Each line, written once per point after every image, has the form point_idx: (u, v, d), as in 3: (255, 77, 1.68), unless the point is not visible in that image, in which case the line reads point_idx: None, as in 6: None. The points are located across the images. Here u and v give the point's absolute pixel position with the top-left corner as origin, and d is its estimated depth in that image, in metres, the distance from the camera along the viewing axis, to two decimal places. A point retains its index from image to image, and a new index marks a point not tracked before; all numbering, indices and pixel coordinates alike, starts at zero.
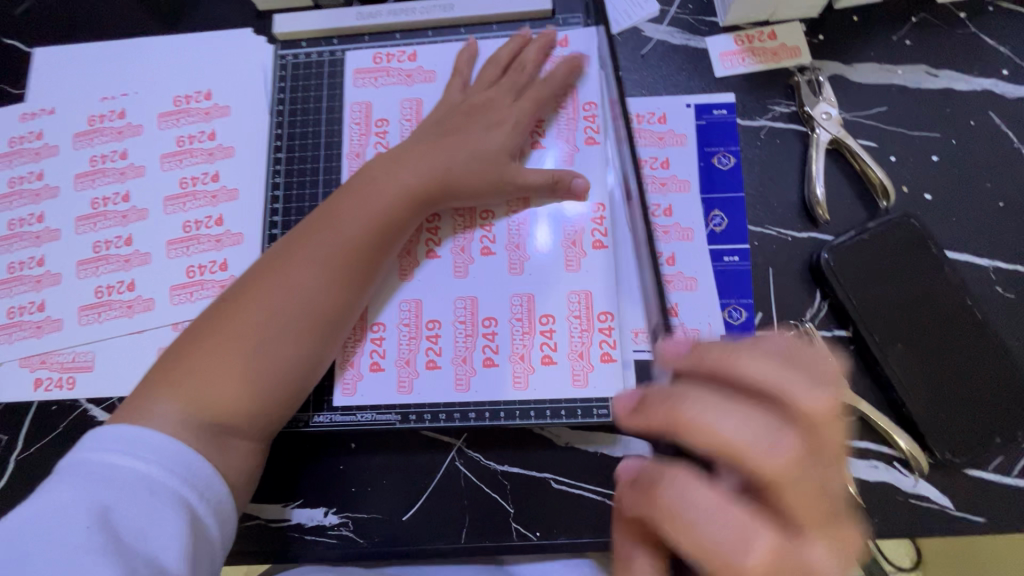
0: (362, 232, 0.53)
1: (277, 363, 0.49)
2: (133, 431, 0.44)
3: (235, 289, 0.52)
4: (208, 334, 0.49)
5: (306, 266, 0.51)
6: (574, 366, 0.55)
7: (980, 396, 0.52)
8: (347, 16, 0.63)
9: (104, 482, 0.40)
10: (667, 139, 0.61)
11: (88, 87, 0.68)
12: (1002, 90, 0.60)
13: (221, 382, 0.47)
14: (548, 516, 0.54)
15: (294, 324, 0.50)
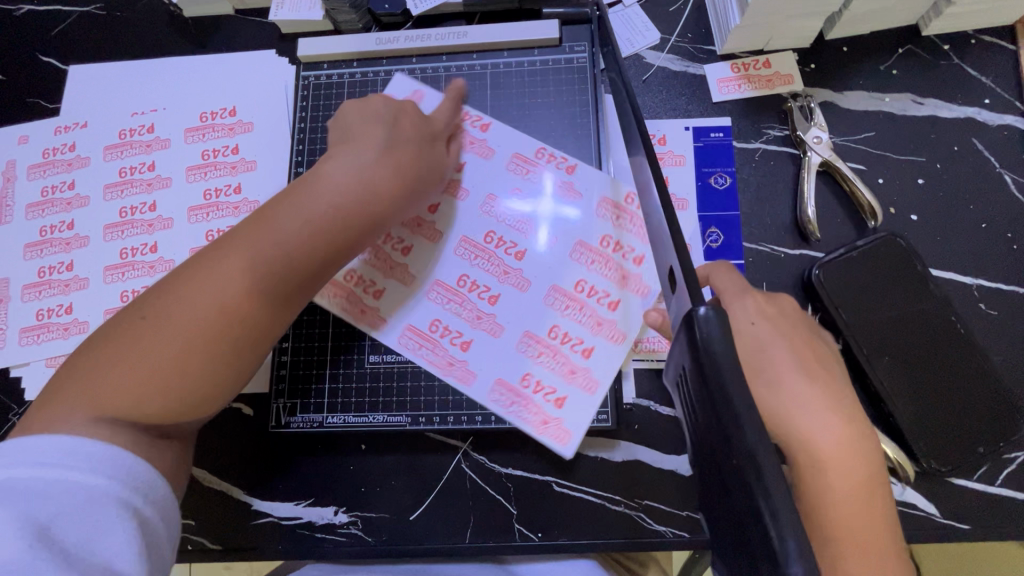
0: (296, 241, 0.48)
1: (196, 373, 0.44)
2: (57, 439, 0.40)
3: (157, 291, 0.46)
4: (122, 335, 0.44)
5: (233, 266, 0.46)
6: (574, 354, 0.56)
7: (964, 408, 0.54)
8: (368, 43, 0.66)
9: (35, 496, 0.37)
10: (667, 160, 0.65)
11: (119, 102, 0.72)
12: (984, 118, 0.64)
13: (133, 389, 0.43)
14: (549, 518, 0.57)
15: (200, 334, 0.44)
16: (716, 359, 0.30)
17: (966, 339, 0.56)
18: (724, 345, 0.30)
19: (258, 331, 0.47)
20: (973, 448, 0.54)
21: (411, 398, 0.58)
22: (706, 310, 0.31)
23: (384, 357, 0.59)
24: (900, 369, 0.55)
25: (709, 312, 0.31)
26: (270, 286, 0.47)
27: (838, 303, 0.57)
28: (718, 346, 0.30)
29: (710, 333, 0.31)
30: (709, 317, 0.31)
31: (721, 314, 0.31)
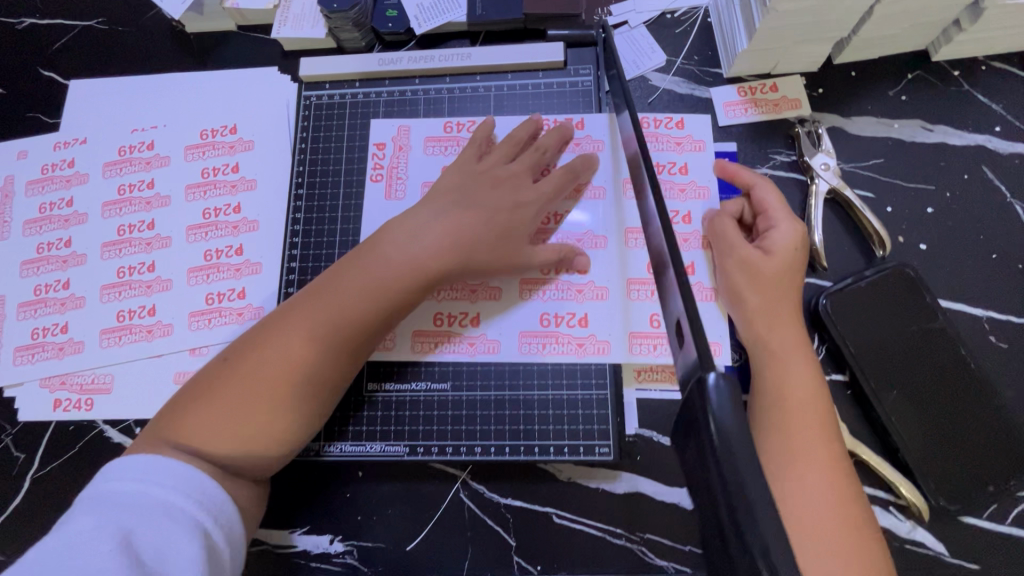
0: (363, 304, 0.51)
1: (286, 403, 0.48)
2: (142, 460, 0.44)
3: (257, 330, 0.51)
4: (209, 376, 0.49)
5: (326, 304, 0.50)
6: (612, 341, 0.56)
7: (975, 445, 0.53)
8: (370, 62, 0.66)
9: (123, 509, 0.40)
10: (688, 190, 0.62)
11: (120, 119, 0.72)
12: (994, 146, 0.63)
13: (237, 418, 0.47)
14: (549, 550, 0.55)
15: (275, 388, 0.48)
16: (722, 431, 0.28)
17: (976, 374, 0.55)
18: (729, 416, 0.28)
19: (324, 388, 0.50)
20: (983, 486, 0.52)
21: (410, 428, 0.57)
22: (716, 376, 0.29)
23: (382, 386, 0.58)
24: (908, 404, 0.54)
25: (720, 380, 0.29)
26: (339, 347, 0.50)
27: (846, 334, 0.56)
28: (725, 417, 0.28)
29: (717, 402, 0.29)
30: (718, 386, 0.29)
31: (731, 383, 0.29)
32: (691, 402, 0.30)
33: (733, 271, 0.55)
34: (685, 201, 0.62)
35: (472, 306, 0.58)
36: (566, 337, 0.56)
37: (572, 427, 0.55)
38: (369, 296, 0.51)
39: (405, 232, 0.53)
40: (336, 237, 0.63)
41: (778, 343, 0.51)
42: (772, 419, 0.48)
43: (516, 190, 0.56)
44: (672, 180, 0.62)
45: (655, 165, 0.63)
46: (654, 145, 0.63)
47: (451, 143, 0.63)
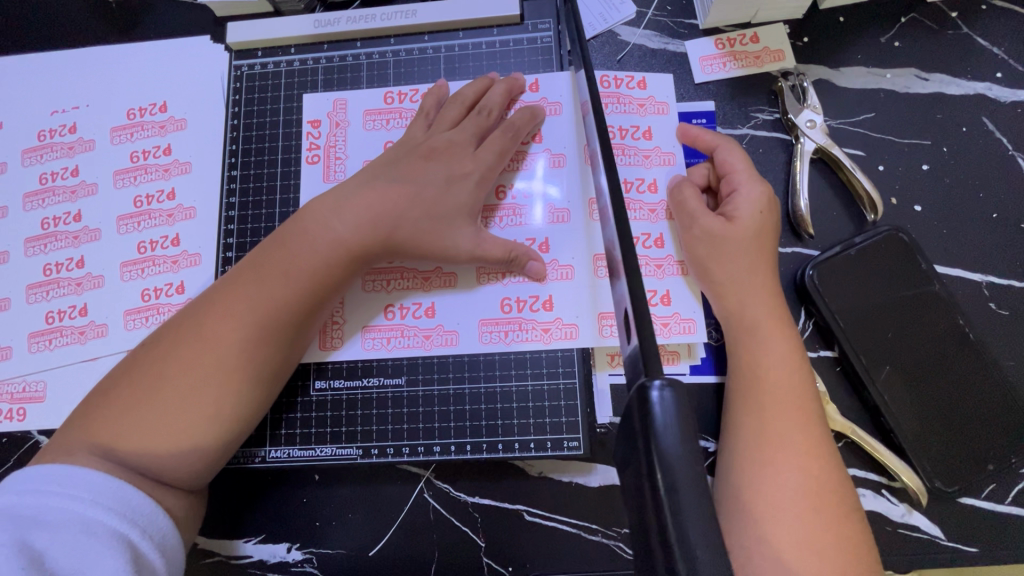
0: (295, 289, 0.47)
1: (203, 402, 0.44)
2: (55, 471, 0.41)
3: (182, 321, 0.47)
4: (130, 381, 0.45)
5: (250, 293, 0.47)
6: (567, 328, 0.51)
7: (972, 420, 0.49)
8: (306, 24, 0.59)
9: (35, 523, 0.38)
10: (653, 157, 0.56)
11: (37, 100, 0.65)
12: (995, 94, 0.57)
13: (152, 425, 0.43)
14: (521, 551, 0.52)
15: (209, 384, 0.44)
16: (666, 454, 0.24)
17: (972, 346, 0.51)
18: (673, 437, 0.24)
19: (262, 378, 0.47)
20: (981, 464, 0.49)
21: (365, 427, 0.52)
22: (660, 390, 0.25)
23: (331, 384, 0.53)
24: (899, 380, 0.50)
25: (664, 395, 0.25)
26: (274, 334, 0.47)
27: (832, 306, 0.52)
28: (668, 439, 0.25)
29: (661, 420, 0.25)
30: (663, 402, 0.25)
31: (678, 394, 0.25)
32: (632, 421, 0.26)
33: (696, 243, 0.50)
34: (650, 168, 0.56)
35: (425, 295, 0.53)
36: (530, 324, 0.52)
37: (537, 421, 0.51)
38: (300, 282, 0.47)
39: (342, 216, 0.49)
40: (275, 222, 0.57)
41: (749, 323, 0.47)
42: (742, 413, 0.45)
43: (450, 163, 0.51)
44: (636, 147, 0.56)
45: (618, 129, 0.57)
46: (615, 107, 0.57)
47: (393, 115, 0.57)
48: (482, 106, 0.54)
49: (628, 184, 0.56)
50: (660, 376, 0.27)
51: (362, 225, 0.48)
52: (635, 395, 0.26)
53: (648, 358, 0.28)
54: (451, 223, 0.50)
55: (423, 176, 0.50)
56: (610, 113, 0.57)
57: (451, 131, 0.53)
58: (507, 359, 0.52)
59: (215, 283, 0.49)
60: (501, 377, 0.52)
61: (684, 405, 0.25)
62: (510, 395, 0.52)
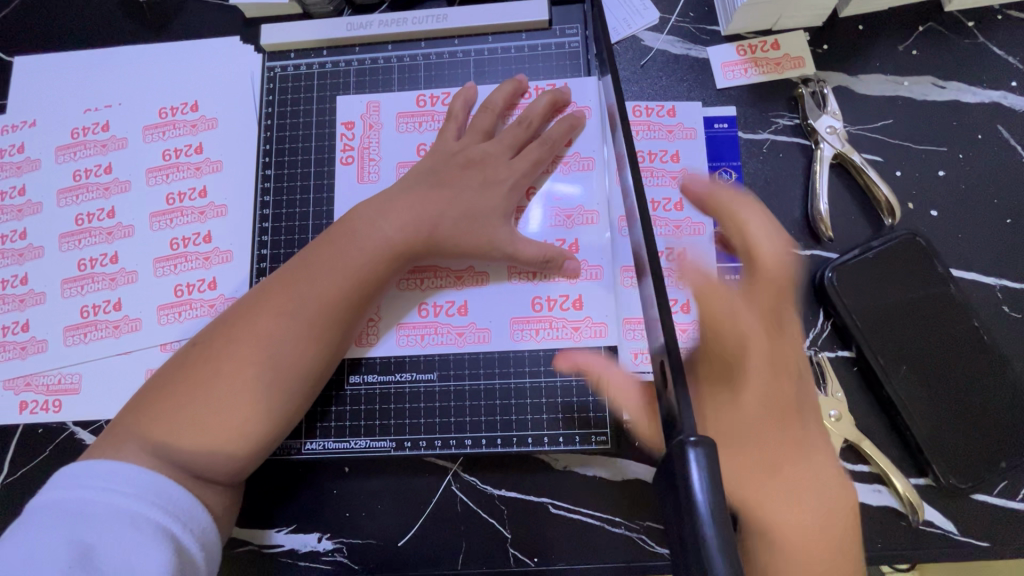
0: (338, 289, 0.49)
1: (251, 399, 0.46)
2: (107, 468, 0.43)
3: (230, 320, 0.49)
4: (183, 379, 0.47)
5: (296, 297, 0.48)
6: (593, 327, 0.53)
7: (985, 420, 0.51)
8: (338, 27, 0.61)
9: (84, 521, 0.40)
10: (680, 178, 0.58)
11: (71, 97, 0.66)
12: (1011, 102, 0.59)
13: (201, 423, 0.45)
14: (546, 542, 0.53)
15: (256, 381, 0.46)
16: (694, 512, 0.26)
17: (986, 347, 0.52)
18: (707, 497, 0.26)
19: (309, 375, 0.49)
20: (993, 462, 0.51)
21: (396, 421, 0.54)
22: (694, 447, 0.27)
23: (365, 378, 0.55)
24: (916, 380, 0.52)
25: (698, 454, 0.27)
26: (316, 332, 0.48)
27: (852, 309, 0.54)
28: (702, 493, 0.26)
29: (694, 478, 0.26)
30: (698, 460, 0.27)
31: (712, 453, 0.27)
32: (673, 475, 0.27)
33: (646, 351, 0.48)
34: (677, 188, 0.58)
35: (457, 293, 0.55)
36: (560, 324, 0.54)
37: (563, 416, 0.53)
38: (342, 283, 0.49)
39: (381, 219, 0.51)
40: (309, 223, 0.59)
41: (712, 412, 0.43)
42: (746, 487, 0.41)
43: (484, 171, 0.53)
44: (664, 169, 0.59)
45: (647, 153, 0.59)
46: (645, 134, 0.60)
47: (425, 118, 0.59)
48: (523, 116, 0.55)
49: (655, 204, 0.58)
50: (694, 432, 0.28)
51: (399, 229, 0.50)
52: (675, 447, 0.27)
53: (684, 408, 0.29)
54: (484, 225, 0.52)
55: (459, 182, 0.52)
56: (640, 139, 0.59)
57: (486, 143, 0.54)
58: (535, 356, 0.54)
59: (258, 286, 0.51)
60: (531, 373, 0.54)
61: (716, 463, 0.27)
62: (541, 390, 0.54)
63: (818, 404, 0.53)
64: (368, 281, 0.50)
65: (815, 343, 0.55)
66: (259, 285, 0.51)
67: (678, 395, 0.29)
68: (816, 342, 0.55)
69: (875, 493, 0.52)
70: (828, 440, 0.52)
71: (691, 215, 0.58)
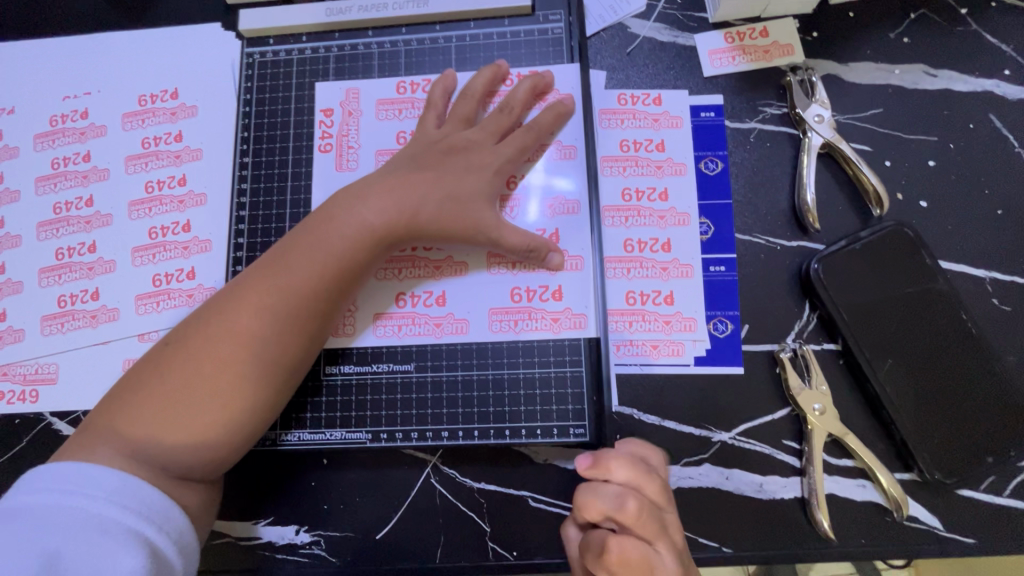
0: (313, 282, 0.48)
1: (225, 398, 0.45)
2: (79, 470, 0.42)
3: (203, 317, 0.48)
4: (158, 381, 0.46)
5: (271, 293, 0.47)
6: (573, 318, 0.53)
7: (971, 414, 0.50)
8: (318, 12, 0.60)
9: (51, 525, 0.39)
10: (665, 168, 0.57)
11: (49, 85, 0.65)
12: (1003, 91, 0.58)
13: (174, 422, 0.44)
14: (526, 536, 0.53)
15: (229, 380, 0.45)
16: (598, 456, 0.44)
17: (974, 340, 0.51)
18: None
19: (287, 370, 0.48)
20: (979, 457, 0.50)
21: (373, 413, 0.53)
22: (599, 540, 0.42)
23: (343, 368, 0.54)
24: (901, 374, 0.51)
25: None
26: (293, 326, 0.47)
27: (838, 302, 0.52)
28: None
29: None
30: None
31: None
32: None
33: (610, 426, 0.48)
34: (662, 178, 0.57)
35: (436, 283, 0.54)
36: (540, 316, 0.53)
37: (543, 408, 0.52)
38: (318, 273, 0.48)
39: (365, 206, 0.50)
40: (287, 211, 0.58)
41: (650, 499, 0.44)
42: None
43: (468, 155, 0.52)
44: (649, 158, 0.58)
45: (632, 142, 0.58)
46: (631, 122, 0.59)
47: (406, 105, 0.58)
48: (505, 103, 0.54)
49: (639, 194, 0.57)
50: None
51: (379, 216, 0.49)
52: None
53: None
54: (463, 213, 0.50)
55: (445, 165, 0.51)
56: (624, 128, 0.58)
57: (468, 129, 0.53)
58: (515, 348, 0.53)
59: (235, 280, 0.50)
60: (510, 365, 0.53)
61: None
62: (521, 382, 0.53)
63: (802, 397, 0.52)
64: (347, 269, 0.49)
65: (800, 336, 0.54)
66: (235, 279, 0.50)
67: None
68: (801, 334, 0.54)
69: (859, 488, 0.51)
70: (813, 434, 0.51)
71: (676, 206, 0.57)
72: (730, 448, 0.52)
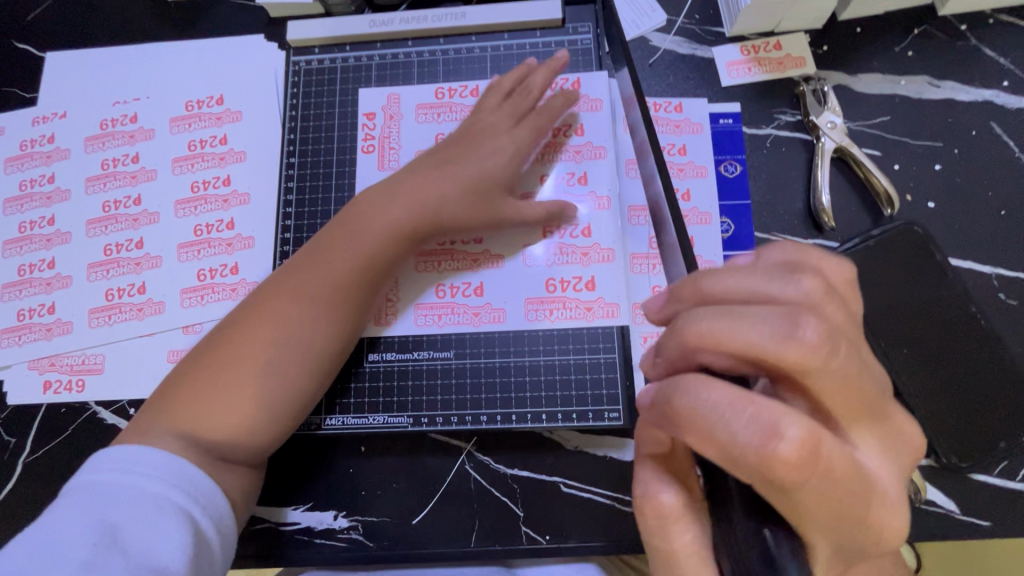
0: (358, 273, 0.51)
1: (271, 386, 0.48)
2: (131, 451, 0.44)
3: (250, 306, 0.50)
4: (206, 370, 0.48)
5: (318, 283, 0.50)
6: (605, 306, 0.55)
7: (984, 401, 0.53)
8: (360, 24, 0.64)
9: (108, 500, 0.41)
10: (687, 170, 0.61)
11: (100, 91, 0.68)
12: (1003, 101, 0.61)
13: (224, 409, 0.46)
14: (558, 520, 0.54)
15: (278, 368, 0.48)
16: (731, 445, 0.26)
17: (983, 331, 0.54)
18: None
19: (333, 358, 0.51)
20: (992, 442, 0.52)
21: (413, 399, 0.56)
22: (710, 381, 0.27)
23: (383, 356, 0.56)
24: (917, 362, 0.53)
25: None
26: (335, 315, 0.50)
27: (855, 294, 0.55)
28: None
29: None
30: None
31: None
32: None
33: None
34: (683, 179, 0.61)
35: (474, 275, 0.57)
36: (561, 297, 0.56)
37: (572, 393, 0.55)
38: (359, 264, 0.51)
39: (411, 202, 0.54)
40: (331, 207, 0.61)
41: None
42: None
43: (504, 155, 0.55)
44: (672, 160, 0.61)
45: None
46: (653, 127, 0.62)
47: (443, 109, 0.61)
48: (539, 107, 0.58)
49: None
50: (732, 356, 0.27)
51: (426, 214, 0.53)
52: None
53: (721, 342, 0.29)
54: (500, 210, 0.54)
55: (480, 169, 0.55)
56: None
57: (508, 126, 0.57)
58: (550, 336, 0.56)
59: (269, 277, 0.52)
60: (546, 351, 0.56)
61: None
62: (556, 368, 0.55)
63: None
64: None
65: None
66: (278, 269, 0.53)
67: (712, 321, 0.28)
68: None
69: None
70: None
71: (697, 206, 0.60)
72: None
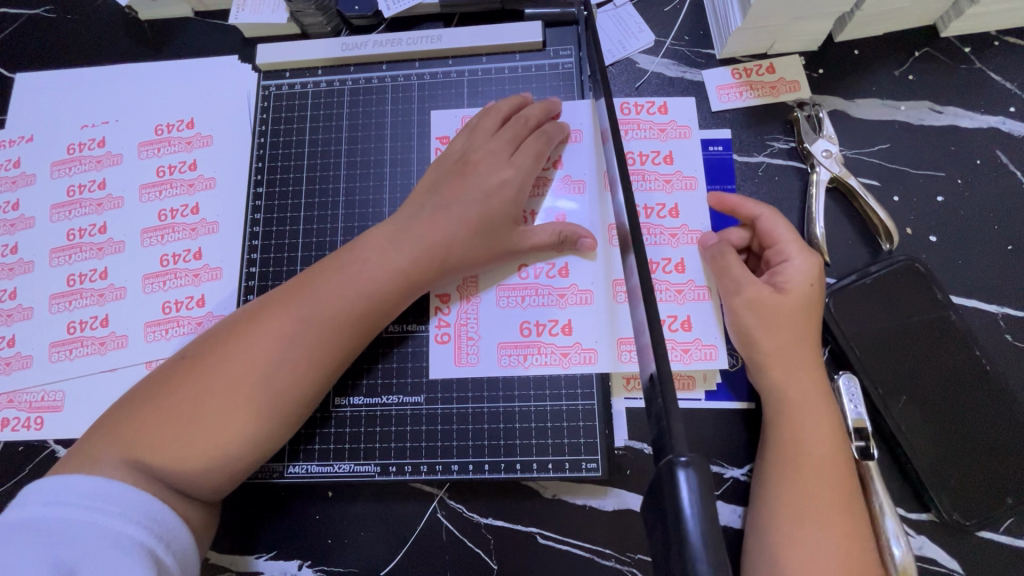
0: (342, 309, 0.48)
1: (235, 419, 0.44)
2: (86, 483, 0.40)
3: (236, 326, 0.48)
4: (175, 394, 0.45)
5: (314, 312, 0.48)
6: (582, 351, 0.53)
7: (990, 454, 0.49)
8: (333, 47, 0.61)
9: (64, 539, 0.37)
10: (675, 183, 0.58)
11: (68, 114, 0.66)
12: (1009, 128, 0.58)
13: (181, 441, 0.43)
14: (535, 574, 0.51)
15: (248, 403, 0.45)
16: (686, 539, 0.25)
17: (989, 378, 0.51)
18: (697, 523, 0.25)
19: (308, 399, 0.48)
20: (999, 498, 0.49)
21: (382, 445, 0.53)
22: (686, 467, 0.26)
23: (352, 400, 0.54)
24: (916, 411, 0.50)
25: (689, 473, 0.26)
26: (314, 358, 0.47)
27: (850, 338, 0.52)
28: (692, 518, 0.25)
29: (683, 497, 0.26)
30: (687, 479, 0.26)
31: (701, 473, 0.26)
32: (659, 490, 0.27)
33: (742, 312, 0.50)
34: (671, 193, 0.58)
35: (449, 316, 0.55)
36: (567, 321, 0.54)
37: (541, 442, 0.52)
38: (321, 305, 0.48)
39: (383, 237, 0.51)
40: (301, 239, 0.59)
41: (789, 393, 0.47)
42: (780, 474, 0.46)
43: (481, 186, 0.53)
44: (657, 173, 0.58)
45: (638, 154, 0.59)
46: (636, 133, 0.59)
47: None
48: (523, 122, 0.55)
49: (648, 210, 0.57)
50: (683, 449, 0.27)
51: (397, 250, 0.50)
52: (664, 466, 0.27)
53: (673, 423, 0.28)
54: (475, 245, 0.51)
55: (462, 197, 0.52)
56: (631, 139, 0.59)
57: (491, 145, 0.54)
58: (526, 380, 0.53)
59: (251, 301, 0.50)
60: (520, 397, 0.53)
61: (707, 482, 0.26)
62: (528, 414, 0.53)
63: (856, 422, 0.49)
64: (362, 298, 0.49)
65: None
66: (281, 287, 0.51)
67: (668, 416, 0.28)
68: None
69: None
70: None
71: (687, 222, 0.57)
72: (744, 486, 0.51)
